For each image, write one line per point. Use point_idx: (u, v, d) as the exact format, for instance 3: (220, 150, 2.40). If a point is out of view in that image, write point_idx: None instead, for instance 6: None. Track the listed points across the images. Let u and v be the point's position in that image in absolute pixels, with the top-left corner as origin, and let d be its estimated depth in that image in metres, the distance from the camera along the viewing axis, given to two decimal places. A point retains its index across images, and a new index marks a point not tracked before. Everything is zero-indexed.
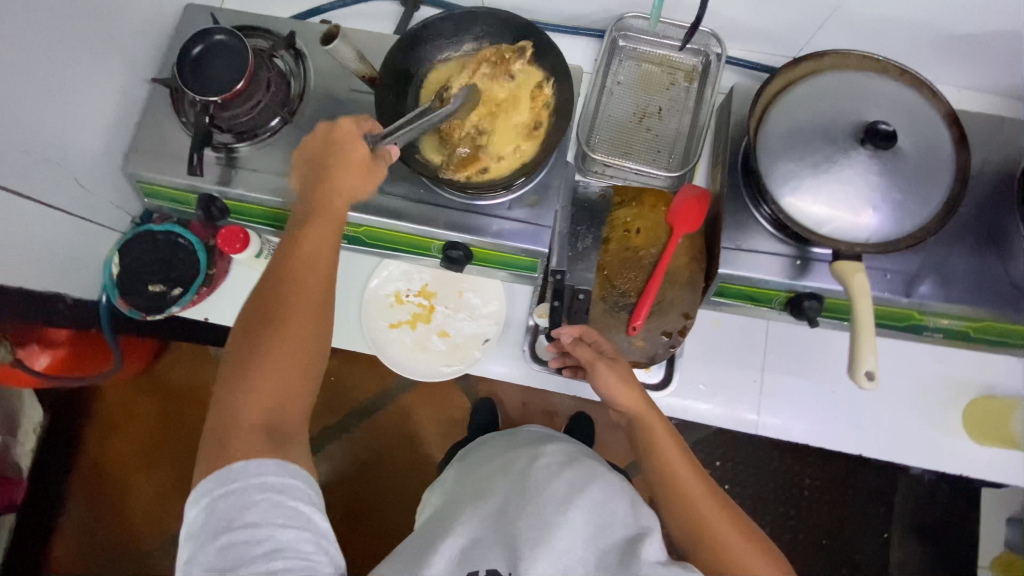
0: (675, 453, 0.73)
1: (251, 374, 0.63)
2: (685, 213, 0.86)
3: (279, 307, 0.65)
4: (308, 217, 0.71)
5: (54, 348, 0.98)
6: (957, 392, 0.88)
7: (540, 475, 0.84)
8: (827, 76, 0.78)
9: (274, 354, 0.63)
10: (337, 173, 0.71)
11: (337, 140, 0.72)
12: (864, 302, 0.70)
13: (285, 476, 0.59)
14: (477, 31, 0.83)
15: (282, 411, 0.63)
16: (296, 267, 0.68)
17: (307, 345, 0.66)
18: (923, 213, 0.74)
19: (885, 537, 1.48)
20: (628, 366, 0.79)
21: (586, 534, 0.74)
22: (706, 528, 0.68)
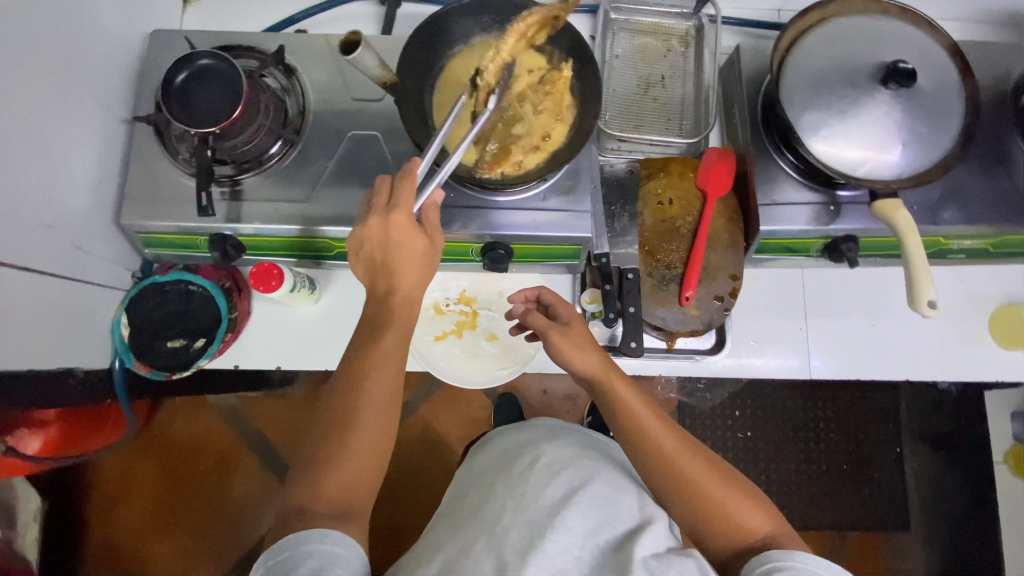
0: (642, 407, 0.72)
1: (323, 465, 0.63)
2: (715, 178, 0.87)
3: (353, 404, 0.65)
4: (379, 319, 0.68)
5: (45, 429, 0.91)
6: (981, 307, 0.93)
7: (539, 474, 0.83)
8: (836, 23, 0.80)
9: (347, 449, 0.64)
10: (399, 264, 0.67)
11: (392, 236, 0.67)
12: (912, 236, 0.71)
13: (327, 542, 0.58)
14: (485, 20, 0.80)
15: (354, 501, 0.63)
16: (370, 361, 0.67)
17: (381, 442, 0.66)
18: (944, 143, 0.77)
19: (899, 451, 1.58)
20: (586, 327, 0.75)
21: (585, 532, 0.73)
22: (682, 479, 0.69)
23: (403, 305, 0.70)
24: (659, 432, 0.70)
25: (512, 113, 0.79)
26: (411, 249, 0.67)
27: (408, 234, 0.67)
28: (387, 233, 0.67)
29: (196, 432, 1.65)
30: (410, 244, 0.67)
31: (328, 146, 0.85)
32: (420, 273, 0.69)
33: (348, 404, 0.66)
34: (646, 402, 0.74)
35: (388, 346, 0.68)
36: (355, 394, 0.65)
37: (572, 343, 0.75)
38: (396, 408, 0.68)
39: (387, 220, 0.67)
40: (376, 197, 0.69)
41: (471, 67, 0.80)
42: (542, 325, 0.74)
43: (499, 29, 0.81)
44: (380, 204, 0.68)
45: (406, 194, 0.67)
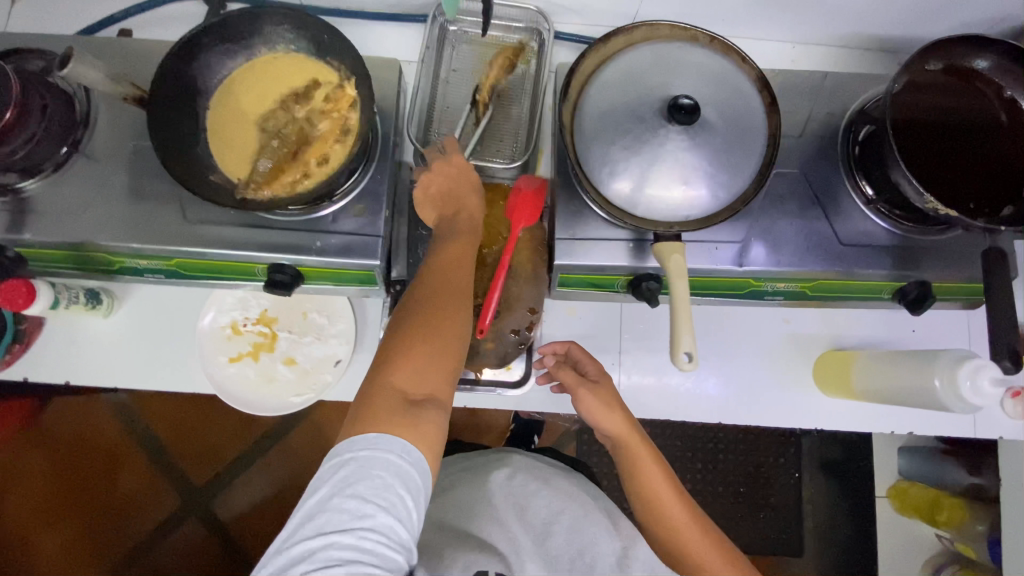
0: (661, 481, 0.73)
1: (393, 353, 0.62)
2: (522, 206, 0.82)
3: (429, 298, 0.66)
4: (444, 239, 0.73)
5: None
6: (807, 349, 0.90)
7: (520, 492, 0.89)
8: (638, 49, 0.76)
9: (422, 332, 0.63)
10: (464, 191, 0.77)
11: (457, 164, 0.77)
12: (680, 282, 0.68)
13: (408, 464, 0.55)
14: (268, 31, 0.76)
15: (427, 385, 0.62)
16: (435, 270, 0.70)
17: (456, 330, 0.65)
18: (739, 183, 0.73)
19: (797, 476, 1.54)
20: (612, 388, 0.76)
21: (572, 556, 0.83)
22: (683, 546, 0.73)
23: (471, 225, 0.76)
24: (676, 511, 0.73)
25: (291, 129, 0.75)
26: (466, 174, 0.78)
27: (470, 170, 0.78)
28: (456, 171, 0.77)
29: (87, 426, 1.57)
30: (467, 171, 0.78)
31: (114, 158, 0.82)
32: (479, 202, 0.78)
33: (423, 300, 0.66)
34: (663, 467, 0.75)
35: (451, 251, 0.71)
36: (426, 287, 0.67)
37: (599, 401, 0.75)
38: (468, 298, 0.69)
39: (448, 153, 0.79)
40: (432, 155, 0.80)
41: (252, 82, 0.76)
42: (570, 380, 0.75)
43: (284, 42, 0.77)
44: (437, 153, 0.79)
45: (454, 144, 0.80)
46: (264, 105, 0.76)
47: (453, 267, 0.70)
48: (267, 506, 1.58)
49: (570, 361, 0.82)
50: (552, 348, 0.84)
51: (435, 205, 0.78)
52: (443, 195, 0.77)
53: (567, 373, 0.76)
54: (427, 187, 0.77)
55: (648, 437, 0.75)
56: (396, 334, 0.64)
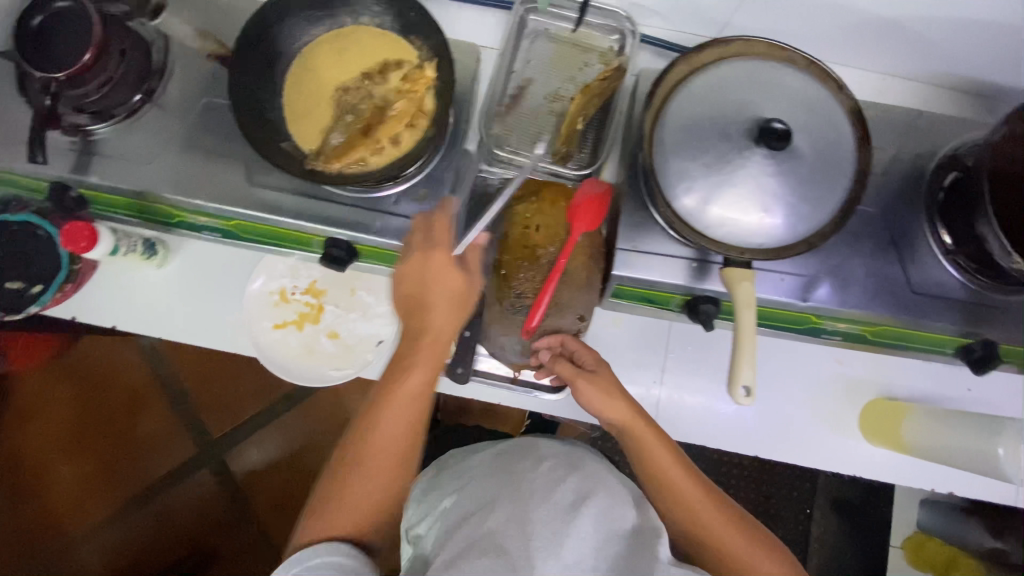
0: (670, 460, 0.70)
1: (330, 510, 0.65)
2: (584, 209, 0.81)
3: (368, 452, 0.65)
4: (408, 363, 0.67)
5: None
6: (856, 393, 0.87)
7: (545, 478, 0.67)
8: (732, 64, 0.72)
9: (357, 497, 0.65)
10: (435, 301, 0.68)
11: (427, 265, 0.69)
12: (746, 312, 0.66)
13: (339, 555, 0.62)
14: (354, 2, 0.74)
15: (357, 545, 0.65)
16: (386, 403, 0.66)
17: (394, 483, 0.66)
18: (819, 217, 0.70)
19: (807, 512, 1.49)
20: (611, 375, 0.75)
21: (597, 542, 0.60)
22: (706, 533, 0.67)
23: (435, 346, 0.68)
24: (684, 483, 0.69)
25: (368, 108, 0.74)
26: (443, 282, 0.69)
27: (445, 271, 0.69)
28: (425, 283, 0.69)
29: (117, 364, 1.60)
30: (441, 283, 0.69)
31: (186, 112, 0.82)
32: (457, 309, 0.70)
33: (359, 455, 0.65)
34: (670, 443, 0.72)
35: (389, 414, 0.66)
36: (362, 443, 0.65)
37: (597, 389, 0.74)
38: (414, 444, 0.67)
39: (423, 239, 0.71)
40: (415, 231, 0.73)
41: (333, 53, 0.75)
42: (567, 372, 0.75)
43: (369, 15, 0.75)
44: (413, 249, 0.71)
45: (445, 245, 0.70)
46: (341, 80, 0.75)
47: (401, 406, 0.65)
48: (279, 467, 1.60)
49: (567, 355, 0.80)
50: (548, 342, 0.81)
51: (405, 306, 0.71)
52: (410, 299, 0.70)
53: (563, 365, 0.76)
54: (395, 286, 0.71)
55: (654, 416, 0.73)
56: (331, 472, 0.66)
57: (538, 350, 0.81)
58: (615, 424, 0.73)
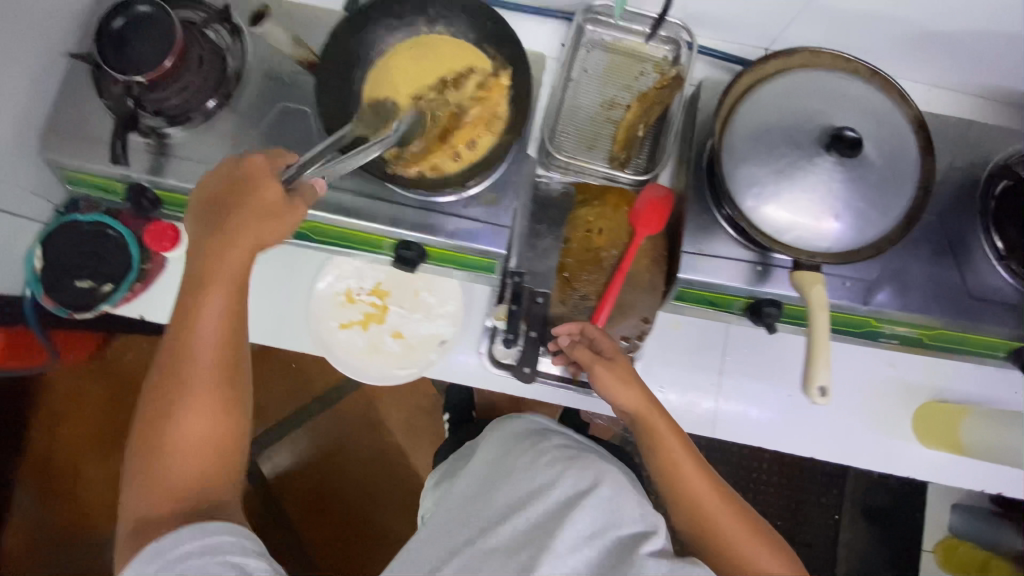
0: (681, 452, 0.72)
1: (161, 453, 0.58)
2: (648, 214, 0.83)
3: (184, 386, 0.59)
4: (196, 290, 0.61)
5: None
6: (909, 395, 0.89)
7: (545, 474, 0.77)
8: (798, 74, 0.75)
9: (175, 452, 0.58)
10: (242, 217, 0.61)
11: (243, 179, 0.63)
12: (821, 314, 0.68)
13: (223, 538, 0.55)
14: (431, 12, 0.77)
15: (212, 491, 0.59)
16: (187, 342, 0.60)
17: (205, 440, 0.59)
18: (884, 222, 0.72)
19: (836, 517, 1.46)
20: (628, 364, 0.76)
21: (591, 532, 0.68)
22: (708, 523, 0.69)
23: (230, 271, 0.61)
24: (696, 480, 0.70)
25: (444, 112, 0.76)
26: (263, 204, 0.61)
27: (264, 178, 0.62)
28: (242, 206, 0.61)
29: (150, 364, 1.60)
30: (253, 201, 0.61)
31: (260, 115, 0.84)
32: (271, 225, 0.62)
33: (174, 392, 0.59)
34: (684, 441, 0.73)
35: (216, 309, 0.60)
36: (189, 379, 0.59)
37: (616, 377, 0.75)
38: (242, 366, 0.63)
39: (239, 161, 0.64)
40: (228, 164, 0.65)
41: (409, 60, 0.77)
42: (585, 358, 0.76)
43: (445, 24, 0.78)
44: (222, 176, 0.64)
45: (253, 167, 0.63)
46: (416, 85, 0.77)
47: (204, 343, 0.60)
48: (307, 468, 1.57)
49: (586, 342, 0.80)
50: (569, 329, 0.81)
51: (199, 223, 0.63)
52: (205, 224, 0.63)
53: (582, 350, 0.77)
54: (203, 207, 0.64)
55: (669, 414, 0.75)
56: (153, 429, 0.59)
57: (558, 335, 0.81)
58: (628, 412, 0.75)
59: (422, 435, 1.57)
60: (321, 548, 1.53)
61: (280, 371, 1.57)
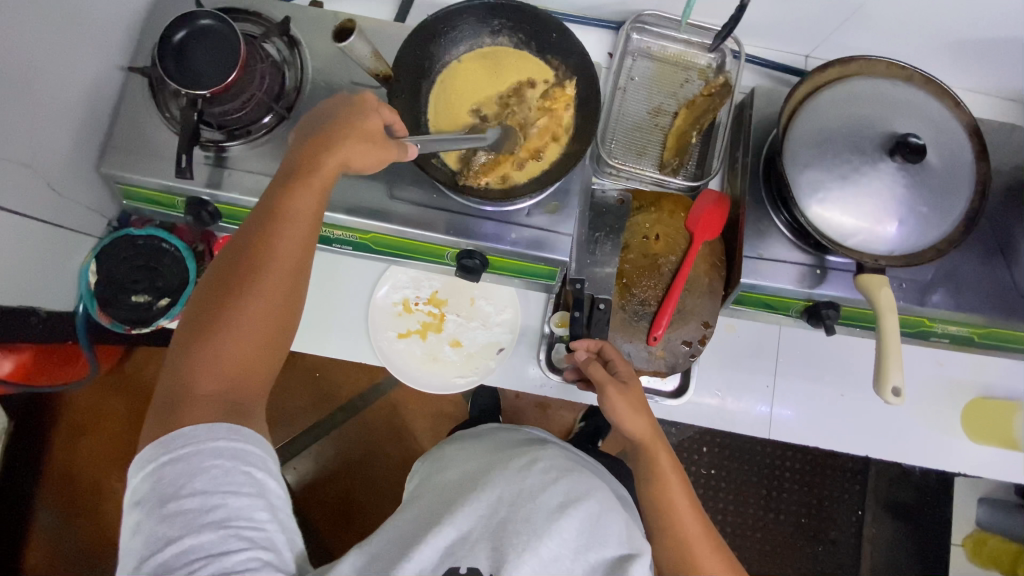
0: (677, 488, 0.74)
1: (207, 338, 0.58)
2: (705, 221, 0.85)
3: (253, 277, 0.60)
4: (287, 192, 0.63)
5: (19, 353, 0.92)
6: (958, 394, 0.91)
7: (536, 478, 0.77)
8: (854, 82, 0.77)
9: (227, 335, 0.59)
10: (343, 136, 0.63)
11: (353, 105, 0.66)
12: (891, 317, 0.69)
13: (236, 441, 0.55)
14: (496, 23, 0.78)
15: (247, 388, 0.60)
16: (267, 241, 0.61)
17: (257, 336, 0.60)
18: (944, 225, 0.74)
19: (860, 514, 1.48)
20: (639, 391, 0.75)
21: (577, 546, 0.69)
22: (693, 557, 0.70)
23: (321, 184, 0.63)
24: (689, 518, 0.72)
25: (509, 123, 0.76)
26: (363, 134, 0.64)
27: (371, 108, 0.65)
28: (345, 129, 0.64)
29: None
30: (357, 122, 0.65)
31: None
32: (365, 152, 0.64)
33: (243, 278, 0.60)
34: (683, 481, 0.75)
35: (299, 216, 0.63)
36: (259, 274, 0.60)
37: (627, 403, 0.73)
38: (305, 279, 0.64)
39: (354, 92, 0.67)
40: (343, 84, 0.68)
41: (474, 72, 0.79)
42: (601, 376, 0.74)
43: (509, 36, 0.79)
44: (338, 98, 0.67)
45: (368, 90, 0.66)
46: (482, 97, 0.78)
47: (283, 245, 0.62)
48: (335, 477, 1.56)
49: (603, 361, 0.79)
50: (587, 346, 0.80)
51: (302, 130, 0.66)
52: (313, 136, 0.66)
53: (597, 367, 0.75)
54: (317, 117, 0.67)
55: (672, 449, 0.76)
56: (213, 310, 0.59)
57: (576, 350, 0.79)
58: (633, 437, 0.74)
59: None
60: None
61: (308, 381, 1.56)
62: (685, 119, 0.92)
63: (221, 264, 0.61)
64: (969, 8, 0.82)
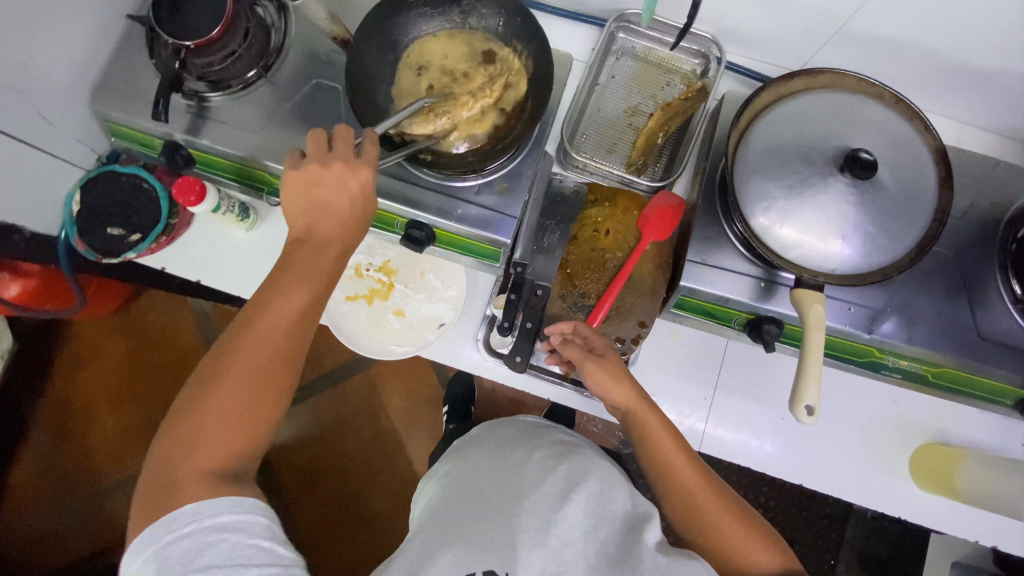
0: (668, 441, 0.72)
1: (197, 419, 0.62)
2: (656, 220, 0.83)
3: (245, 357, 0.64)
4: (286, 278, 0.67)
5: (25, 278, 0.99)
6: (909, 435, 0.87)
7: (536, 469, 0.77)
8: (818, 94, 0.75)
9: (220, 416, 0.62)
10: (337, 219, 0.69)
11: (342, 179, 0.67)
12: (817, 333, 0.67)
13: (242, 515, 0.60)
14: (464, 4, 0.80)
15: (241, 461, 0.63)
16: (259, 323, 0.65)
17: (252, 412, 0.63)
18: (893, 249, 0.71)
19: (831, 564, 1.41)
20: (619, 360, 0.77)
21: (584, 527, 0.69)
22: (699, 511, 0.68)
23: (320, 260, 0.69)
24: (684, 467, 0.71)
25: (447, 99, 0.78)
26: (349, 212, 0.69)
27: (357, 181, 0.68)
28: (335, 206, 0.69)
29: (172, 327, 1.56)
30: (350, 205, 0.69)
31: (294, 90, 0.88)
32: (353, 230, 0.71)
33: (234, 359, 0.64)
34: (677, 438, 0.73)
35: (296, 299, 0.67)
36: (248, 354, 0.64)
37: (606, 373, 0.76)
38: (296, 352, 0.67)
39: (344, 159, 0.67)
40: (336, 141, 0.68)
41: (436, 51, 0.81)
42: (577, 354, 0.76)
43: (477, 16, 0.81)
44: (323, 167, 0.67)
45: (366, 164, 0.68)
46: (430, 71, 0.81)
47: (273, 326, 0.66)
48: (306, 444, 1.56)
49: (579, 341, 0.80)
50: (560, 330, 0.81)
51: (303, 206, 0.69)
52: (314, 208, 0.69)
53: (574, 347, 0.77)
54: (310, 183, 0.68)
55: (659, 408, 0.75)
56: (205, 391, 0.63)
57: (551, 335, 0.81)
58: (620, 407, 0.75)
59: (420, 424, 1.57)
60: (313, 526, 1.53)
61: None
62: (657, 120, 0.89)
63: (217, 347, 0.65)
64: (954, 34, 0.79)
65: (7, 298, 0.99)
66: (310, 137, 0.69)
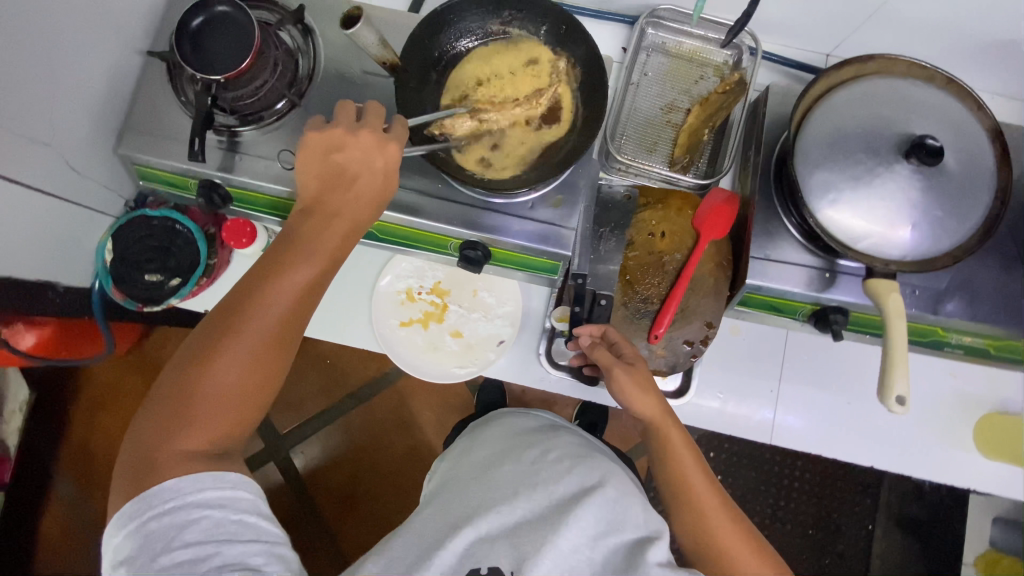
0: (689, 462, 0.71)
1: (187, 393, 0.60)
2: (713, 218, 0.83)
3: (241, 337, 0.61)
4: (292, 257, 0.64)
5: (40, 327, 0.93)
6: (969, 408, 0.88)
7: (554, 466, 0.77)
8: (870, 81, 0.75)
9: (210, 394, 0.60)
10: (353, 198, 0.66)
11: (365, 150, 0.65)
12: (898, 323, 0.68)
13: (225, 489, 0.58)
14: (505, 14, 0.79)
15: (227, 441, 0.62)
16: (261, 304, 0.62)
17: (242, 394, 0.62)
18: (960, 231, 0.71)
19: (870, 528, 1.44)
20: (647, 372, 0.75)
21: (596, 533, 0.68)
22: (710, 534, 0.68)
23: (331, 237, 0.66)
24: (704, 490, 0.70)
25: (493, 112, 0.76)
26: (359, 194, 0.66)
27: (376, 153, 0.65)
28: (348, 180, 0.66)
29: None
30: (372, 181, 0.66)
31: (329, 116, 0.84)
32: (367, 209, 0.68)
33: (230, 338, 0.61)
34: (698, 459, 0.72)
35: (296, 280, 0.64)
36: (245, 335, 0.61)
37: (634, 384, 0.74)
38: (292, 338, 0.65)
39: (371, 129, 0.65)
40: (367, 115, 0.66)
41: (483, 66, 0.80)
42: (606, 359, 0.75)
43: (518, 27, 0.80)
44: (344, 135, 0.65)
45: (398, 139, 0.66)
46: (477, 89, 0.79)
47: (272, 306, 0.63)
48: (340, 463, 1.54)
49: (606, 345, 0.80)
50: (591, 331, 0.80)
51: (317, 174, 0.66)
52: (329, 173, 0.66)
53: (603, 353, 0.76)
54: (330, 148, 0.65)
55: (684, 426, 0.75)
56: (196, 367, 0.61)
57: (580, 336, 0.80)
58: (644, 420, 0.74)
59: None
60: (350, 544, 1.51)
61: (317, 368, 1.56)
62: (696, 116, 0.88)
63: (211, 322, 0.63)
64: (997, 9, 0.79)
65: (24, 350, 0.92)
66: (341, 106, 0.68)
